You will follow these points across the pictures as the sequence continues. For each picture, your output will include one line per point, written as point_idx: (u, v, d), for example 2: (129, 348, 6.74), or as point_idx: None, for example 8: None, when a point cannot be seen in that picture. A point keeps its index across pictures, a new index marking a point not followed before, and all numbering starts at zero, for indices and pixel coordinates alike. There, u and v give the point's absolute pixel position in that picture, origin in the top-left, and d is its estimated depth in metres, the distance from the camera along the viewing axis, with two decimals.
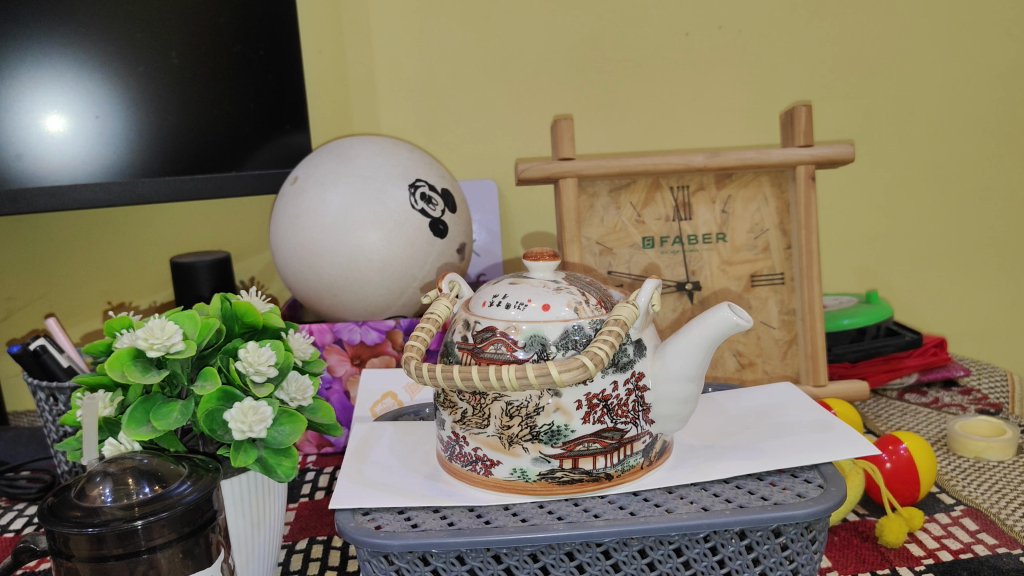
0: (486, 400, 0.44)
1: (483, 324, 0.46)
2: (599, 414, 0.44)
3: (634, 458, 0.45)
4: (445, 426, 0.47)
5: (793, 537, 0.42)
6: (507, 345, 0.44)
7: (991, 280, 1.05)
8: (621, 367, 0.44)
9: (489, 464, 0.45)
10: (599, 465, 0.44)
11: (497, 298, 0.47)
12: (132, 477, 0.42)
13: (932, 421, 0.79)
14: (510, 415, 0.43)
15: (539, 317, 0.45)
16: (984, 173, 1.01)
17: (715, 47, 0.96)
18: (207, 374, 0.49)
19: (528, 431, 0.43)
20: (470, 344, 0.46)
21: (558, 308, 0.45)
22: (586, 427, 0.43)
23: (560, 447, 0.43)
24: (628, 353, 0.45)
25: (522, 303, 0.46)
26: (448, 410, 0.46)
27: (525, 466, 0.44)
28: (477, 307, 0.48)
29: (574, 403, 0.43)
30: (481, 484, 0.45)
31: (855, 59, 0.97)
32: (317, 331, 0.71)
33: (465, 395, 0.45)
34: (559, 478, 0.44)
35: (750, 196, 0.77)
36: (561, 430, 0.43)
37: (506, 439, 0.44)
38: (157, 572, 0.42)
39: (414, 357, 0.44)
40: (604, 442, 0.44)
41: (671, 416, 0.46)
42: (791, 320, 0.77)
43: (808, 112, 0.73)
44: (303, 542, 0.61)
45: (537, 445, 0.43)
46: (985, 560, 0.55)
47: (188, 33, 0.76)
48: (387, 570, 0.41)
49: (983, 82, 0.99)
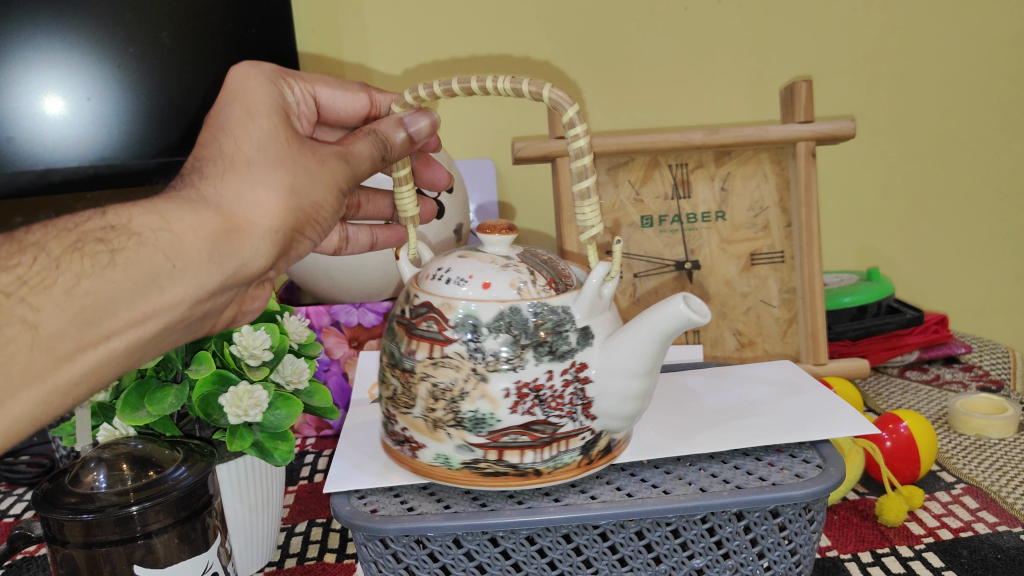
0: (414, 379, 0.42)
1: (420, 300, 0.44)
2: (529, 405, 0.41)
3: (569, 455, 0.42)
4: (383, 401, 0.46)
5: (791, 518, 0.41)
6: (437, 324, 0.42)
7: (993, 257, 1.04)
8: (559, 356, 0.42)
9: (415, 447, 0.43)
10: (528, 459, 0.41)
11: (440, 273, 0.45)
12: (126, 462, 0.43)
13: (933, 399, 0.79)
14: (434, 397, 0.42)
15: (478, 295, 0.43)
16: (987, 147, 1.00)
17: (714, 21, 0.94)
18: (201, 358, 0.49)
19: (452, 415, 0.41)
20: (407, 320, 0.44)
21: (498, 288, 0.43)
22: (513, 418, 0.41)
23: (484, 437, 0.41)
24: (570, 341, 0.42)
25: (462, 280, 0.44)
26: (384, 386, 0.45)
27: (448, 452, 0.42)
28: (422, 280, 0.46)
29: (502, 390, 0.41)
30: (408, 466, 0.44)
31: (856, 32, 0.96)
32: (313, 313, 0.71)
33: (396, 372, 0.44)
34: (482, 469, 0.42)
35: (750, 173, 0.76)
36: (487, 419, 0.41)
37: (431, 423, 0.42)
38: (154, 557, 0.42)
39: (414, 229, 0.50)
40: (533, 435, 0.41)
41: (618, 413, 0.43)
42: (791, 299, 0.76)
43: (809, 87, 0.72)
44: (303, 525, 0.61)
45: (459, 432, 0.41)
46: (986, 539, 0.55)
47: (181, 12, 0.74)
48: (384, 554, 0.41)
49: (986, 55, 0.97)
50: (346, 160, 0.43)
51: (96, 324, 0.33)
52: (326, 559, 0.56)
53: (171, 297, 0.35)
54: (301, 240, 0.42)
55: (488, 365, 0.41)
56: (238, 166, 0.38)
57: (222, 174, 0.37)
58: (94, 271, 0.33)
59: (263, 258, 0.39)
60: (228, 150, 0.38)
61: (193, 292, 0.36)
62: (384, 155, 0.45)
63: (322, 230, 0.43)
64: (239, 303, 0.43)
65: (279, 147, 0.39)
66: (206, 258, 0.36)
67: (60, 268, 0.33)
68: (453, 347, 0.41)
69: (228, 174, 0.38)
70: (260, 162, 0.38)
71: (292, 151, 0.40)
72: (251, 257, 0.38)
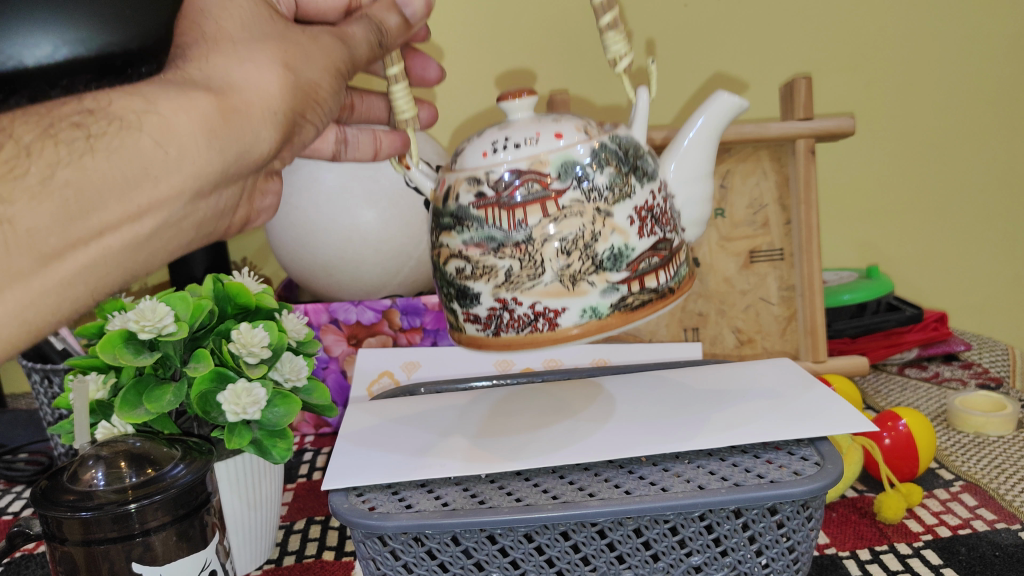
0: (535, 245, 0.39)
1: (500, 171, 0.40)
2: (651, 226, 0.41)
3: (683, 267, 0.43)
4: (479, 301, 0.41)
5: (789, 515, 0.41)
6: (540, 182, 0.40)
7: (993, 254, 1.04)
8: (650, 176, 0.42)
9: (554, 315, 0.40)
10: (662, 280, 0.41)
11: (498, 144, 0.41)
12: (124, 460, 0.42)
13: (932, 396, 0.79)
14: (569, 250, 0.39)
15: (558, 144, 0.40)
16: (987, 145, 1.00)
17: (713, 19, 0.94)
18: (200, 356, 0.49)
19: (591, 263, 0.40)
20: (491, 198, 0.40)
21: (571, 134, 0.41)
22: (644, 242, 0.41)
23: (625, 270, 0.40)
24: (650, 162, 0.43)
25: (532, 138, 0.41)
26: (484, 278, 0.41)
27: (595, 302, 0.40)
28: (478, 159, 0.41)
29: (627, 219, 0.40)
30: (550, 341, 0.40)
31: (856, 30, 0.95)
32: (312, 311, 0.71)
33: (505, 252, 0.40)
34: (631, 304, 0.41)
35: (749, 170, 0.76)
36: (623, 251, 0.40)
37: (569, 279, 0.40)
38: (153, 555, 0.42)
39: (415, 132, 0.46)
40: (660, 254, 0.41)
41: (694, 220, 0.45)
42: (791, 296, 0.76)
43: (808, 84, 0.72)
44: (302, 522, 0.61)
45: (602, 274, 0.40)
46: (985, 536, 0.55)
47: None
48: (382, 552, 0.41)
49: (986, 52, 0.97)
50: (341, 40, 0.42)
51: (83, 219, 0.32)
52: (324, 557, 0.56)
53: (167, 188, 0.35)
54: (303, 124, 0.42)
55: (608, 201, 0.40)
56: (223, 45, 0.37)
57: (206, 55, 0.36)
58: (70, 160, 0.31)
59: (268, 140, 0.39)
60: (208, 31, 0.37)
61: (191, 182, 0.36)
62: (381, 40, 0.44)
63: (323, 112, 0.43)
64: (247, 200, 0.46)
65: (261, 29, 0.39)
66: (208, 140, 0.35)
67: (30, 158, 0.31)
68: (569, 196, 0.39)
69: (214, 52, 0.37)
70: (245, 40, 0.38)
71: (279, 30, 0.39)
72: (253, 142, 0.38)
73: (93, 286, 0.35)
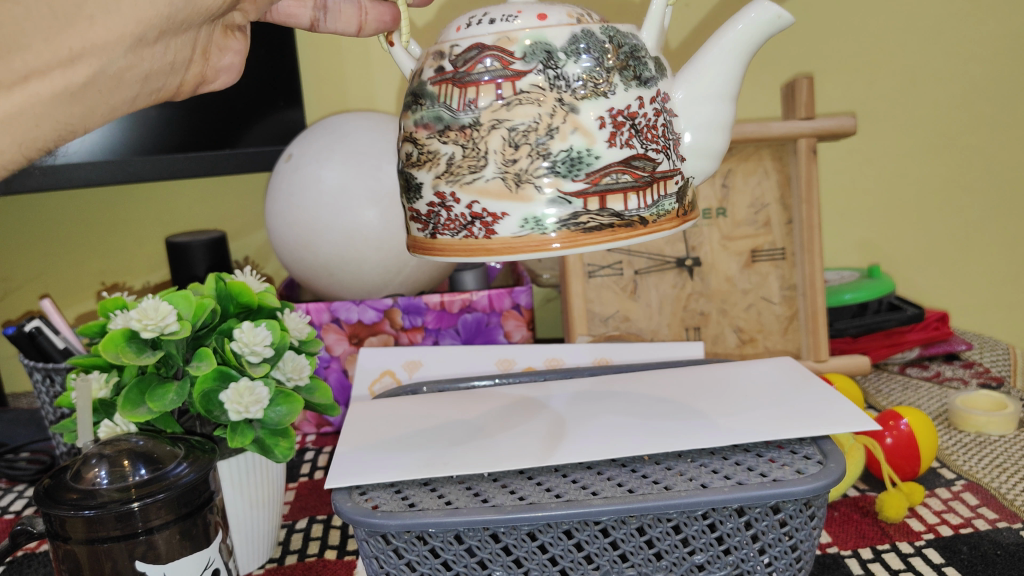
0: (480, 131, 0.35)
1: (464, 45, 0.36)
2: (627, 137, 0.35)
3: (668, 201, 0.37)
4: (421, 194, 0.37)
5: (792, 513, 0.41)
6: (501, 60, 0.35)
7: (994, 254, 1.04)
8: (644, 83, 0.36)
9: (491, 222, 0.35)
10: (631, 206, 0.35)
11: (474, 19, 0.37)
12: (127, 458, 0.42)
13: (933, 395, 0.79)
14: (514, 144, 0.34)
15: (536, 24, 0.36)
16: (988, 144, 1.00)
17: (714, 19, 0.94)
18: (202, 354, 0.49)
19: (541, 163, 0.34)
20: (449, 74, 0.36)
21: (557, 17, 0.36)
22: (612, 153, 0.35)
23: (583, 181, 0.35)
24: (649, 68, 0.37)
25: (510, 16, 0.36)
26: (426, 167, 0.37)
27: (539, 213, 0.35)
28: (449, 35, 0.37)
29: (595, 121, 0.35)
30: (482, 251, 0.36)
31: (857, 29, 0.96)
32: (314, 309, 0.71)
33: (449, 135, 0.36)
34: (585, 225, 0.35)
35: (751, 169, 0.76)
36: (583, 157, 0.35)
37: (512, 180, 0.35)
38: (156, 553, 0.42)
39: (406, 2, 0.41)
40: (635, 174, 0.35)
41: (703, 150, 0.39)
42: (792, 296, 0.76)
43: (810, 84, 0.72)
44: (304, 521, 0.61)
45: (552, 180, 0.34)
46: (986, 535, 0.55)
47: None
48: (385, 550, 0.41)
49: (988, 51, 0.97)
50: None
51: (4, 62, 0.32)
52: (326, 556, 0.56)
53: (100, 31, 0.34)
54: None
55: (575, 94, 0.35)
56: None
57: None
58: None
59: None
60: None
61: (130, 25, 0.34)
62: None
63: None
64: (202, 56, 0.43)
65: None
66: None
67: None
68: (529, 79, 0.34)
69: None
70: None
71: None
72: None
73: (19, 137, 0.34)
